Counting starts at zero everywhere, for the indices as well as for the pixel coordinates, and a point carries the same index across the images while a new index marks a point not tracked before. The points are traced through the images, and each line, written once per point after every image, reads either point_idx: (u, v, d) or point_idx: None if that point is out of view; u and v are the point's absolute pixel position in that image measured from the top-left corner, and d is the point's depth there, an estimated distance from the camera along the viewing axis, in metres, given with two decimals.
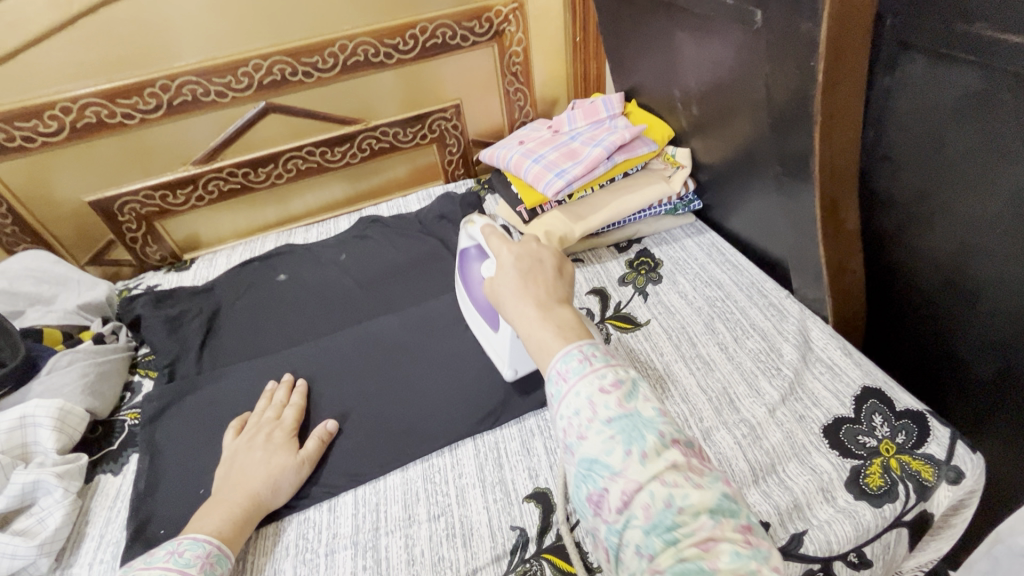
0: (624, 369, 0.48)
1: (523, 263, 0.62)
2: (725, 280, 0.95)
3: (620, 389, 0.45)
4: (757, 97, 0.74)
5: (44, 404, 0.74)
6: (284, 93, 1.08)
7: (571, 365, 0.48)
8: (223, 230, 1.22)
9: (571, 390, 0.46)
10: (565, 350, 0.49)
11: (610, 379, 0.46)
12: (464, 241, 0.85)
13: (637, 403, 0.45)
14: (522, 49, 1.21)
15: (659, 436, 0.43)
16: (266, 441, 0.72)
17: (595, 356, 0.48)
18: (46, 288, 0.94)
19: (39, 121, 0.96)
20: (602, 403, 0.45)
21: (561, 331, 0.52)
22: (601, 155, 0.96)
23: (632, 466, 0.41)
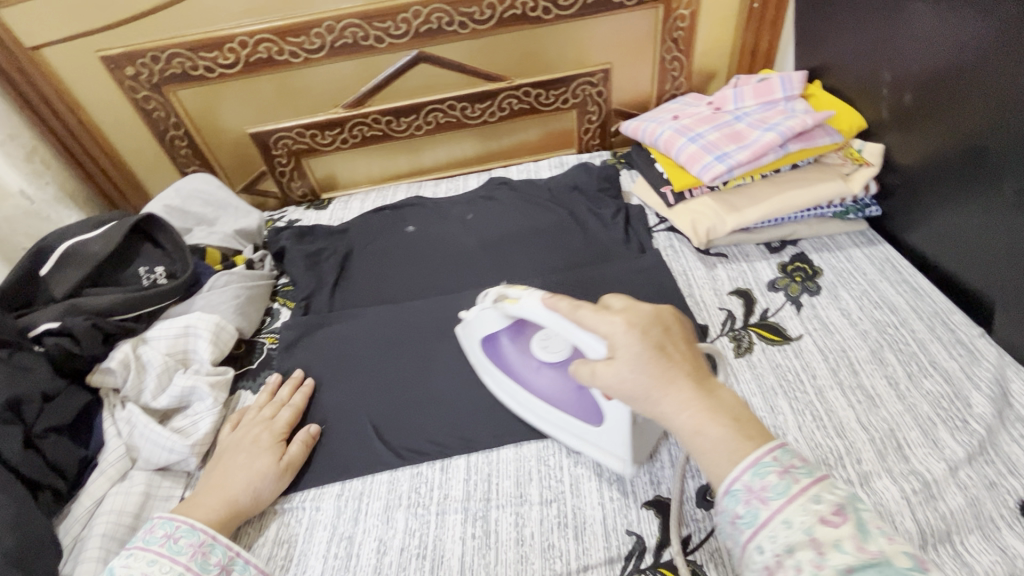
0: (836, 487, 0.43)
1: (643, 335, 0.52)
2: (900, 304, 0.81)
3: (849, 525, 0.40)
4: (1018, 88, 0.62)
5: (205, 317, 0.81)
6: (437, 44, 1.07)
7: (770, 482, 0.43)
8: (359, 175, 1.26)
9: (778, 517, 0.42)
10: (755, 457, 0.45)
11: (830, 508, 0.41)
12: (492, 321, 0.71)
13: (878, 543, 0.39)
14: (690, 12, 1.10)
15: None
16: (251, 443, 0.70)
17: (796, 467, 0.44)
18: (210, 211, 1.02)
19: (219, 53, 1.02)
20: (830, 541, 0.40)
21: (738, 426, 0.47)
22: (774, 142, 0.85)
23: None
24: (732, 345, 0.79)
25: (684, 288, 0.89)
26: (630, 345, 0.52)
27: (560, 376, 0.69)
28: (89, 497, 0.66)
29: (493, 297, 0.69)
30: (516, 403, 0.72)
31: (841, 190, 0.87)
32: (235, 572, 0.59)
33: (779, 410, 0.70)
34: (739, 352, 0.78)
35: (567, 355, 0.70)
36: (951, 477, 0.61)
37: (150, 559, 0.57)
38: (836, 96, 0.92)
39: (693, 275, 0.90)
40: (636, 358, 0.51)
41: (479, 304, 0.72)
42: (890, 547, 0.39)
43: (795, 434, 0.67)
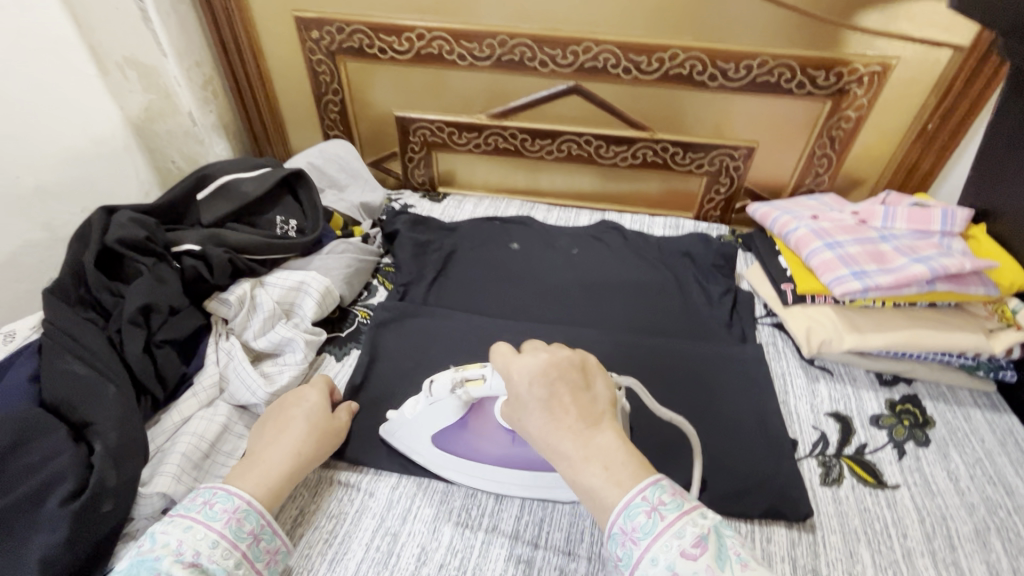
0: (698, 517, 0.49)
1: (543, 388, 0.53)
2: (1018, 487, 0.74)
3: (707, 554, 0.46)
4: None
5: (318, 278, 0.85)
6: (596, 81, 1.08)
7: (640, 523, 0.48)
8: (478, 179, 1.30)
9: (647, 556, 0.48)
10: (627, 501, 0.49)
11: (692, 538, 0.47)
12: (444, 417, 0.65)
13: (730, 568, 0.46)
14: (858, 115, 1.06)
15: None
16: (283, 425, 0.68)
17: (663, 504, 0.49)
18: (343, 178, 1.07)
19: (396, 39, 1.08)
20: (690, 573, 0.46)
21: (611, 476, 0.50)
22: (923, 277, 0.80)
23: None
24: (819, 471, 0.75)
25: (779, 392, 0.85)
26: (527, 399, 0.54)
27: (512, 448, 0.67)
28: (178, 414, 0.71)
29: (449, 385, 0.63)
30: (477, 477, 0.70)
31: (980, 344, 0.81)
32: (264, 542, 0.59)
33: (859, 559, 0.66)
34: (826, 481, 0.74)
35: None
36: None
37: (185, 525, 0.55)
38: (1001, 245, 0.85)
39: (791, 382, 0.86)
40: (532, 406, 0.54)
41: (429, 399, 0.64)
42: (741, 571, 0.46)
43: None
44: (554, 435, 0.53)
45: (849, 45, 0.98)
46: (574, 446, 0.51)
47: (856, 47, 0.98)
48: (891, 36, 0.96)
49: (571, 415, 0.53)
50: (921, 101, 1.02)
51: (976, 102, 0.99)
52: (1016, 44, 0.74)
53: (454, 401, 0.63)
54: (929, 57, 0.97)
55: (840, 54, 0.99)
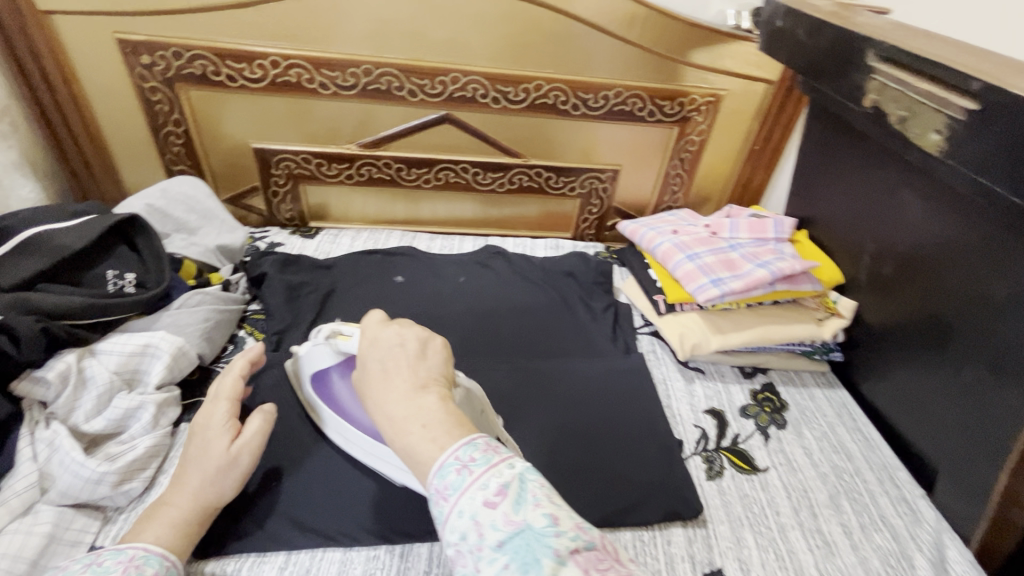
0: (508, 466, 0.45)
1: (385, 355, 0.56)
2: (855, 452, 0.87)
3: (505, 500, 0.42)
4: (968, 296, 0.70)
5: (169, 338, 0.74)
6: (466, 111, 1.09)
7: (449, 480, 0.44)
8: (353, 211, 1.23)
9: (454, 510, 0.43)
10: (441, 461, 0.46)
11: (495, 488, 0.43)
12: (324, 363, 0.69)
13: (528, 511, 0.42)
14: (700, 139, 1.19)
15: (551, 561, 0.39)
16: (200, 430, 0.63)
17: (472, 459, 0.45)
18: (194, 219, 0.95)
19: (247, 66, 0.99)
20: (489, 522, 0.42)
21: (426, 431, 0.48)
22: (765, 279, 0.91)
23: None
24: (703, 466, 0.81)
25: (662, 397, 0.91)
26: (369, 362, 0.56)
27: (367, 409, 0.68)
28: None
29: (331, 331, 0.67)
30: (351, 441, 0.71)
31: (814, 333, 0.94)
32: None
33: (745, 544, 0.72)
34: (710, 475, 0.80)
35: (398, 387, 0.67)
36: None
37: None
38: (820, 248, 1.00)
39: (671, 386, 0.93)
40: (371, 368, 0.55)
41: (313, 340, 0.69)
42: (536, 512, 0.42)
43: (757, 570, 0.69)
44: (381, 394, 0.53)
45: (686, 78, 1.11)
46: (398, 404, 0.51)
47: (691, 80, 1.11)
48: (718, 71, 1.10)
49: (401, 379, 0.53)
50: (747, 126, 1.18)
51: (787, 126, 1.17)
52: (810, 81, 0.88)
53: (328, 350, 0.67)
54: (748, 90, 1.13)
55: (680, 86, 1.11)
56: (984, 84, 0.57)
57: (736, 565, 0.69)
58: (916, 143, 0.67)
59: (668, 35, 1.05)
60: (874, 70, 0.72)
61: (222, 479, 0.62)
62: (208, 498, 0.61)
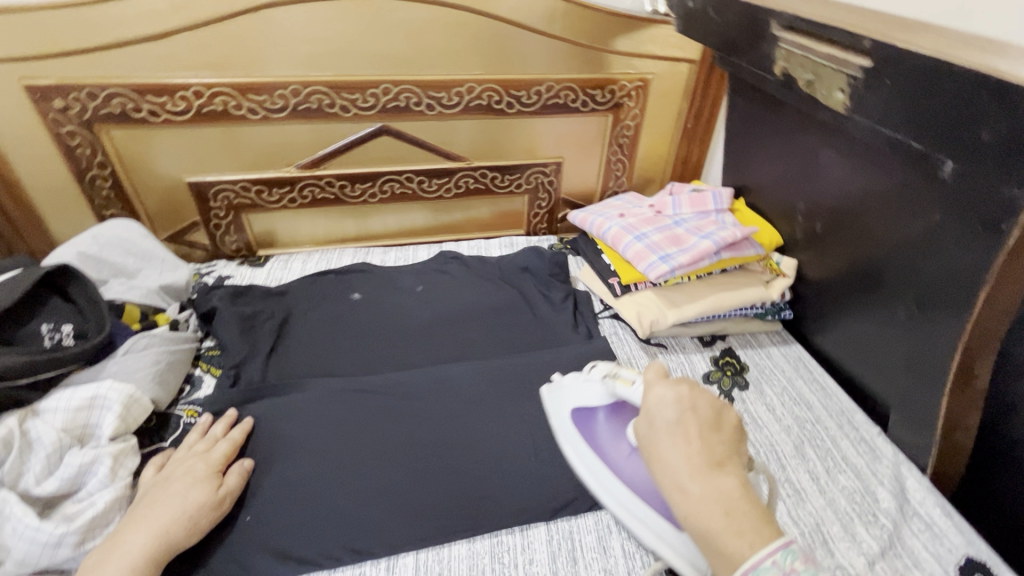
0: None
1: (673, 412, 0.54)
2: (814, 402, 0.91)
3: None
4: (892, 240, 0.74)
5: (117, 387, 0.71)
6: (402, 120, 1.09)
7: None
8: (302, 234, 1.21)
9: None
10: (753, 561, 0.42)
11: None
12: (591, 397, 0.73)
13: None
14: (635, 123, 1.23)
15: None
16: (186, 472, 0.68)
17: (796, 574, 0.41)
18: (132, 262, 0.92)
19: (168, 99, 0.97)
20: None
21: (730, 516, 0.46)
22: (710, 250, 0.95)
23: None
24: None
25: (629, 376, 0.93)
26: (658, 419, 0.54)
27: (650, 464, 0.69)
28: None
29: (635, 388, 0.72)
30: (590, 475, 0.69)
31: (763, 295, 0.98)
32: None
33: None
34: None
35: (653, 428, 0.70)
36: (869, 571, 0.67)
37: None
38: (758, 213, 1.05)
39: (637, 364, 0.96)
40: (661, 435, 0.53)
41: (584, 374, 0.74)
42: None
43: None
44: (669, 464, 0.51)
45: (613, 66, 1.14)
46: (690, 478, 0.49)
47: (619, 67, 1.14)
48: (642, 55, 1.13)
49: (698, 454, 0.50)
50: (678, 106, 1.22)
51: (715, 101, 1.22)
52: (726, 57, 0.93)
53: (602, 385, 0.71)
54: (673, 71, 1.17)
55: (608, 74, 1.14)
56: (876, 41, 0.60)
57: None
58: (826, 103, 0.71)
59: (589, 26, 1.08)
60: (780, 39, 0.75)
61: (200, 513, 0.64)
62: (173, 534, 0.61)
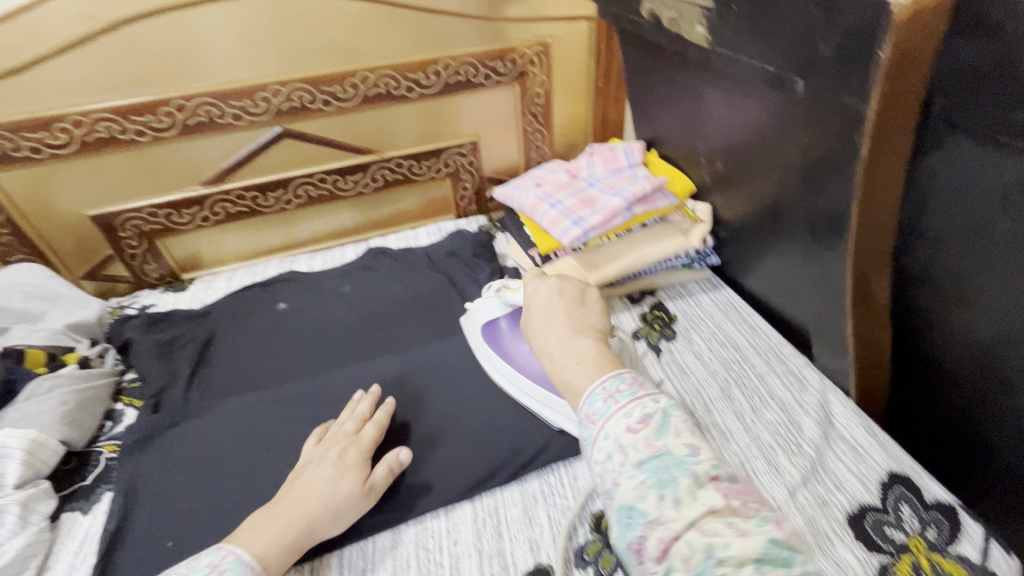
0: (651, 400, 0.51)
1: (552, 296, 0.69)
2: (742, 342, 0.91)
3: (649, 427, 0.48)
4: (777, 169, 0.74)
5: (17, 434, 0.70)
6: (301, 121, 1.07)
7: (596, 407, 0.52)
8: (226, 252, 1.19)
9: (602, 432, 0.50)
10: (590, 391, 0.54)
11: (638, 416, 0.49)
12: (495, 312, 0.84)
13: (668, 439, 0.47)
14: (545, 90, 1.20)
15: (692, 476, 0.44)
16: (340, 458, 0.68)
17: (619, 391, 0.53)
18: (36, 305, 0.90)
19: (48, 133, 0.94)
20: (631, 444, 0.48)
21: (580, 364, 0.59)
22: (621, 207, 0.94)
23: (667, 511, 0.43)
24: None
25: None
26: (535, 306, 0.69)
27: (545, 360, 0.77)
28: None
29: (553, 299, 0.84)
30: (514, 387, 0.81)
31: (684, 244, 0.97)
32: None
33: None
34: None
35: None
36: (792, 500, 0.68)
37: None
38: (670, 163, 1.04)
39: None
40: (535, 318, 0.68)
41: (485, 295, 0.87)
42: (676, 441, 0.47)
43: None
44: (545, 336, 0.65)
45: (509, 34, 1.11)
46: (557, 343, 0.63)
47: (515, 34, 1.12)
48: (536, 19, 1.11)
49: (564, 326, 0.64)
50: (585, 66, 1.20)
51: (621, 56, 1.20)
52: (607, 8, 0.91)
53: (499, 302, 0.84)
54: (572, 30, 1.15)
55: (506, 43, 1.12)
56: None
57: None
58: (691, 40, 0.70)
59: None
60: None
61: (354, 502, 0.66)
62: (320, 520, 0.63)
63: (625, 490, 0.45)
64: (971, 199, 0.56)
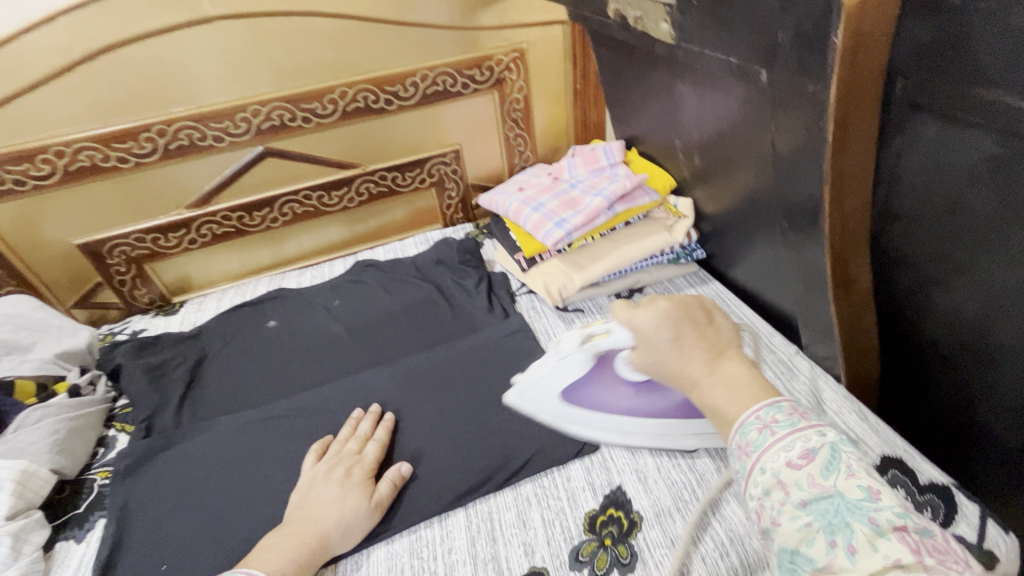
0: (816, 435, 0.44)
1: (668, 328, 0.54)
2: None
3: (813, 464, 0.42)
4: (752, 159, 0.74)
5: (6, 466, 0.69)
6: (282, 139, 1.08)
7: (750, 437, 0.46)
8: (215, 273, 1.19)
9: (757, 466, 0.44)
10: (740, 419, 0.47)
11: (801, 451, 0.43)
12: (575, 368, 0.66)
13: (841, 480, 0.41)
14: (523, 95, 1.21)
15: (873, 523, 0.38)
16: (345, 477, 0.70)
17: (777, 421, 0.45)
18: (25, 335, 0.90)
19: (31, 165, 0.94)
20: (792, 482, 0.42)
21: (732, 395, 0.49)
22: (602, 206, 0.95)
23: (838, 560, 0.37)
24: None
25: (546, 346, 0.93)
26: (656, 340, 0.54)
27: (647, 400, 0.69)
28: None
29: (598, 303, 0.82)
30: (611, 429, 0.73)
31: (668, 240, 0.97)
32: None
33: (639, 454, 0.74)
34: None
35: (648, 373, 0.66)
36: None
37: None
38: (651, 160, 1.04)
39: (554, 334, 0.95)
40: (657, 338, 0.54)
41: (558, 353, 0.66)
42: (850, 482, 0.40)
43: (654, 475, 0.71)
44: (677, 371, 0.53)
45: (484, 42, 1.12)
46: (701, 373, 0.52)
47: (490, 42, 1.13)
48: (511, 26, 1.12)
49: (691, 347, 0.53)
50: (562, 69, 1.21)
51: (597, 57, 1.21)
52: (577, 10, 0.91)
53: (584, 353, 0.64)
54: (546, 35, 1.15)
55: (481, 51, 1.13)
56: None
57: (634, 477, 0.71)
58: (658, 37, 0.70)
59: (448, 7, 1.06)
60: None
61: (359, 519, 0.66)
62: (329, 535, 0.64)
63: (787, 531, 0.40)
64: (942, 176, 0.56)
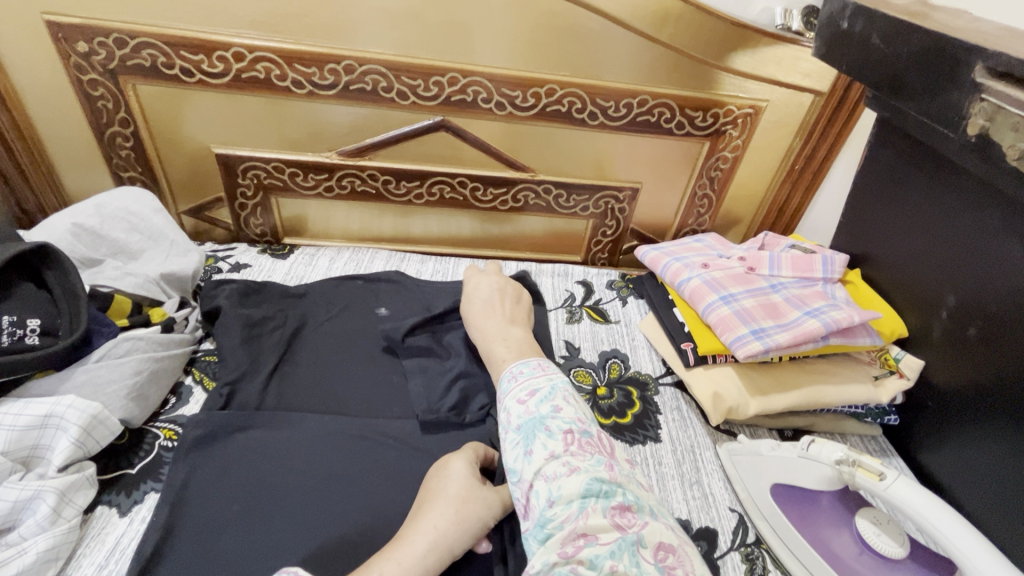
0: (544, 380, 0.62)
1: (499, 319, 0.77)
2: None
3: (533, 397, 0.59)
4: None
5: (79, 406, 0.59)
6: (465, 117, 0.94)
7: (503, 384, 0.66)
8: (333, 227, 1.07)
9: (502, 403, 0.63)
10: (501, 373, 0.70)
11: (527, 390, 0.61)
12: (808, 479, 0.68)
13: (543, 407, 0.58)
14: (734, 156, 1.04)
15: (547, 430, 0.55)
16: (456, 513, 0.56)
17: (513, 375, 0.66)
18: (136, 240, 0.81)
19: (205, 59, 0.84)
20: (516, 412, 0.59)
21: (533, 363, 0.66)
22: (818, 333, 0.76)
23: (527, 465, 0.53)
24: (744, 567, 0.64)
25: (690, 470, 0.75)
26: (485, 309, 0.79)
27: (880, 568, 0.62)
28: None
29: (835, 458, 0.65)
30: (794, 557, 0.65)
31: (870, 395, 0.78)
32: None
33: None
34: None
35: (898, 549, 0.61)
36: None
37: None
38: (877, 291, 0.85)
39: (700, 456, 0.77)
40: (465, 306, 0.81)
41: (804, 451, 0.69)
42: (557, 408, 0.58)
43: None
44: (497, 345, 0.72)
45: (723, 86, 0.95)
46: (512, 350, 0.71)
47: (729, 88, 0.95)
48: (760, 79, 0.94)
49: None
50: (789, 143, 1.03)
51: (834, 146, 1.01)
52: (879, 97, 0.73)
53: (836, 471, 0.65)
54: (793, 101, 0.97)
55: (714, 95, 0.95)
56: None
57: None
58: None
59: (705, 36, 0.89)
60: (985, 89, 0.56)
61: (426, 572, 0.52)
62: None
63: (510, 455, 0.56)
64: None
